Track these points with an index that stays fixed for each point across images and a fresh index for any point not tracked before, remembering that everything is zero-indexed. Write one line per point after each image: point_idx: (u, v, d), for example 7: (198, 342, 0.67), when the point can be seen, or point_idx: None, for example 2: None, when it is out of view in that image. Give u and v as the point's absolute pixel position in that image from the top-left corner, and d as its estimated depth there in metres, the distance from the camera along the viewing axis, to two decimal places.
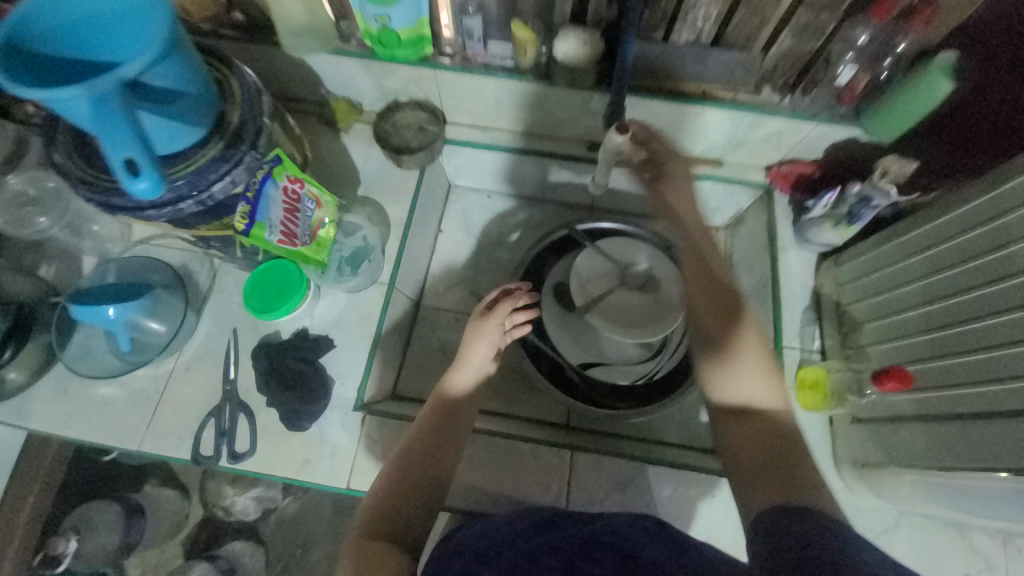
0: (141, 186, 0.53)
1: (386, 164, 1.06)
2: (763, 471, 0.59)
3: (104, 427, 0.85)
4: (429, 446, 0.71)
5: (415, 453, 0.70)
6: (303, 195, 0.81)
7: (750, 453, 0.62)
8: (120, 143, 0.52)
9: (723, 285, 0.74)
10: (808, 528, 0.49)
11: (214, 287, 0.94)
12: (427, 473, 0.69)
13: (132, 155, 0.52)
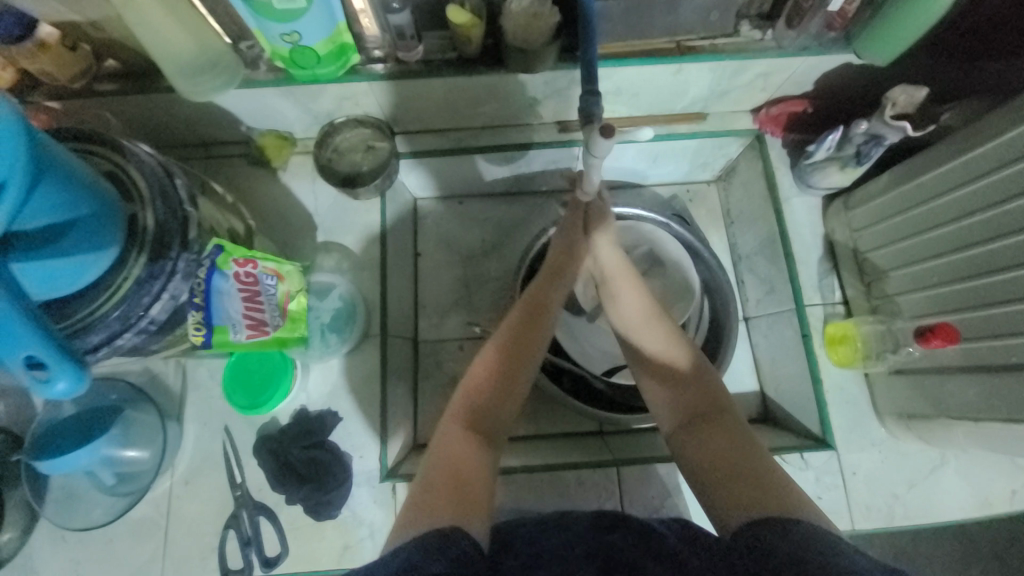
0: (59, 386, 0.45)
1: (340, 198, 0.94)
2: (724, 474, 0.56)
3: (118, 565, 0.78)
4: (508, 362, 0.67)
5: (495, 371, 0.67)
6: (260, 274, 0.68)
7: (710, 456, 0.58)
8: (14, 335, 0.42)
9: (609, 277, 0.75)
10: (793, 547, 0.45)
11: (189, 385, 0.83)
12: (504, 396, 0.66)
13: (34, 349, 0.43)
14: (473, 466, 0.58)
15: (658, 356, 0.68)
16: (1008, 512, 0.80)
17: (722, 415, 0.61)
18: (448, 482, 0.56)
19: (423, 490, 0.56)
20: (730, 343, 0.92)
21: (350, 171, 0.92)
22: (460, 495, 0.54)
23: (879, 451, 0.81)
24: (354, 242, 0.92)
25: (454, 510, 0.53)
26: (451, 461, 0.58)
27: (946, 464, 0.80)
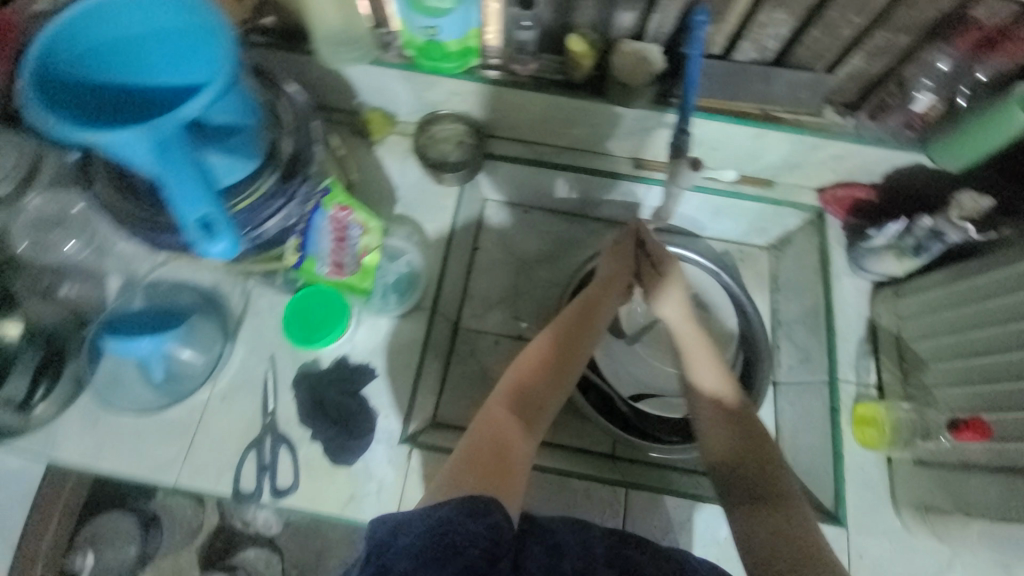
0: (220, 247, 0.54)
1: (424, 179, 1.02)
2: (782, 553, 0.56)
3: (140, 458, 0.81)
4: (557, 362, 0.72)
5: (541, 366, 0.71)
6: (350, 221, 0.76)
7: (768, 538, 0.58)
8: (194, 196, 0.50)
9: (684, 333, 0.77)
10: None
11: (248, 311, 0.89)
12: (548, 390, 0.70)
13: (208, 209, 0.51)
14: (516, 448, 0.62)
15: (725, 424, 0.69)
16: None
17: (782, 502, 0.62)
18: (489, 458, 0.60)
19: (466, 462, 0.59)
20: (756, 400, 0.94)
21: (440, 158, 1.00)
22: (499, 471, 0.58)
23: (889, 540, 0.80)
24: (426, 221, 0.99)
25: (489, 484, 0.56)
26: (492, 438, 0.62)
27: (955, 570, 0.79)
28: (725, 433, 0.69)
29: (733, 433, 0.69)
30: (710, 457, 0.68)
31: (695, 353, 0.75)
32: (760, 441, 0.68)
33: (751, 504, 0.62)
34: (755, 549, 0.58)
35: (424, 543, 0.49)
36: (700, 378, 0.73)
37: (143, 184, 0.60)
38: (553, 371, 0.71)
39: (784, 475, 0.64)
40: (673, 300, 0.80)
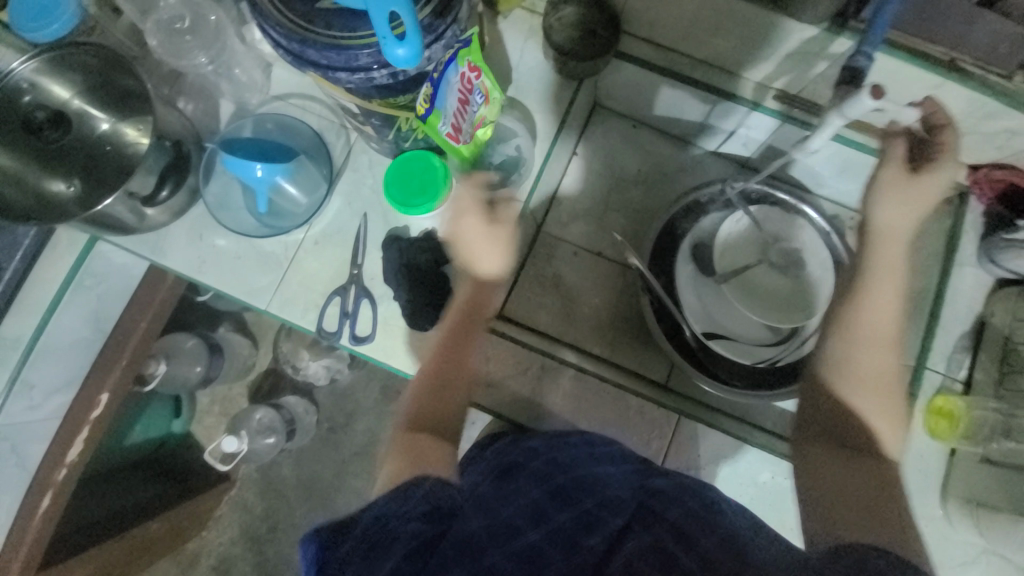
0: (401, 54, 0.52)
1: (543, 66, 0.93)
2: (852, 497, 0.58)
3: (235, 280, 0.87)
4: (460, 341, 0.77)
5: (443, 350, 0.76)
6: (476, 86, 0.73)
7: (843, 481, 0.60)
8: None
9: (882, 262, 0.68)
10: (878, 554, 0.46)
11: (348, 164, 0.90)
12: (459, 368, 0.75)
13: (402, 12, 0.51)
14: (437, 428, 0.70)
15: (872, 368, 0.66)
16: None
17: (873, 458, 0.62)
18: (413, 439, 0.67)
19: (397, 448, 0.67)
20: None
21: (567, 46, 0.91)
22: (423, 458, 0.63)
23: (925, 524, 0.81)
24: (534, 111, 0.93)
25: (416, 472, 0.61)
26: (415, 438, 0.66)
27: (978, 565, 0.80)
28: (868, 375, 0.65)
29: (871, 383, 0.65)
30: (834, 388, 0.67)
31: (878, 289, 0.67)
32: (888, 400, 0.65)
33: (840, 447, 0.63)
34: (827, 483, 0.61)
35: (365, 540, 0.50)
36: (864, 319, 0.67)
37: None
38: (458, 354, 0.76)
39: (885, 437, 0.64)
40: (886, 209, 0.68)
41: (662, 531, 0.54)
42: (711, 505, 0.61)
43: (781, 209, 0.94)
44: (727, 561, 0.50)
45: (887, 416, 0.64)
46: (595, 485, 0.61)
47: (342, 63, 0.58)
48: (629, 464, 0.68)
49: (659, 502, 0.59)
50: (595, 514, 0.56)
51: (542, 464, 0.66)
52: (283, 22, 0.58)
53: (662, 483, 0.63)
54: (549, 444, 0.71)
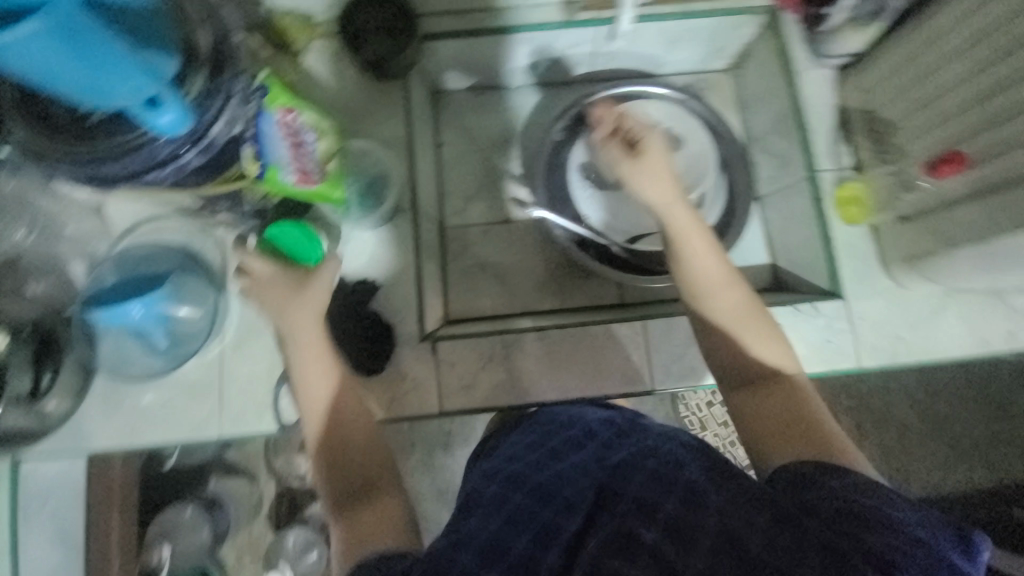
0: (167, 121, 0.55)
1: (363, 81, 0.93)
2: (775, 427, 0.62)
3: (176, 425, 0.82)
4: (346, 412, 0.72)
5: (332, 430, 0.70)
6: (301, 124, 0.70)
7: (763, 412, 0.64)
8: (134, 81, 0.49)
9: (676, 220, 0.75)
10: (841, 489, 0.52)
11: (230, 260, 0.86)
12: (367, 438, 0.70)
13: (155, 90, 0.51)
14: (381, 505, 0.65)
15: (732, 315, 0.70)
16: (999, 351, 0.88)
17: (779, 386, 0.66)
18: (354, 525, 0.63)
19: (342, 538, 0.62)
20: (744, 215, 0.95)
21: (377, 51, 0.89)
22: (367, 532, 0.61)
23: (884, 298, 0.87)
24: (377, 124, 0.92)
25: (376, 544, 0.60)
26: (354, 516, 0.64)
27: (946, 309, 0.86)
28: (732, 319, 0.70)
29: (742, 325, 0.70)
30: (717, 339, 0.70)
31: (692, 241, 0.73)
32: (761, 327, 0.70)
33: (738, 389, 0.68)
34: (749, 423, 0.64)
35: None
36: (702, 276, 0.72)
37: (66, 119, 0.55)
38: (348, 429, 0.71)
39: (773, 360, 0.68)
40: (654, 185, 0.78)
41: (627, 509, 0.49)
42: (680, 452, 0.57)
43: (634, 102, 0.99)
44: (694, 526, 0.47)
45: (766, 341, 0.69)
46: (555, 486, 0.55)
47: (147, 165, 0.56)
48: (599, 437, 0.63)
49: (624, 475, 0.53)
50: (555, 522, 0.50)
51: (497, 487, 0.59)
52: (66, 152, 0.55)
53: (627, 450, 0.58)
54: (510, 459, 0.64)
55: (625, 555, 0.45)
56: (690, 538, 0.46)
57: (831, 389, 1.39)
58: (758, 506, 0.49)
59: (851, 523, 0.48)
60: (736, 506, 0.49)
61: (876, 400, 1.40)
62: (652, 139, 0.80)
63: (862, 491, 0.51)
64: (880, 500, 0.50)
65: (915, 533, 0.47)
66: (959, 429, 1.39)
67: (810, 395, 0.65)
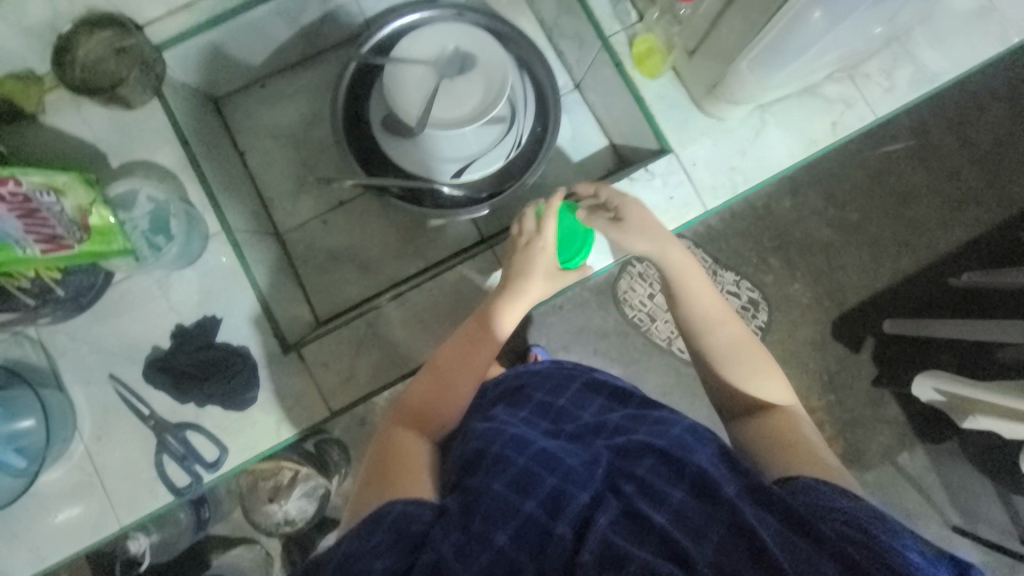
0: None
1: (112, 117, 0.84)
2: (773, 445, 0.62)
3: (74, 534, 0.78)
4: (471, 344, 0.70)
5: (451, 367, 0.69)
6: (31, 190, 0.63)
7: (763, 434, 0.64)
8: None
9: (688, 286, 0.74)
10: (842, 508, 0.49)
11: (53, 355, 0.79)
12: (443, 401, 0.67)
13: None
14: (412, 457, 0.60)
15: (728, 349, 0.70)
16: (830, 143, 0.91)
17: (781, 412, 0.66)
18: (382, 471, 0.58)
19: (365, 483, 0.58)
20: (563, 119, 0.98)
21: (113, 85, 0.82)
22: (399, 480, 0.56)
23: (708, 136, 0.88)
24: (146, 158, 0.83)
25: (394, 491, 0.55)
26: (383, 457, 0.60)
27: (767, 122, 0.89)
28: (738, 359, 0.70)
29: (745, 361, 0.70)
30: (713, 363, 0.71)
31: (683, 287, 0.73)
32: (771, 374, 0.69)
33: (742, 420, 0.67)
34: (748, 443, 0.64)
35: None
36: (699, 316, 0.72)
37: None
38: (467, 368, 0.69)
39: (769, 394, 0.68)
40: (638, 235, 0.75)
41: (631, 492, 0.49)
42: (682, 434, 0.56)
43: (417, 33, 0.88)
44: (704, 513, 0.47)
45: (767, 378, 0.69)
46: (563, 453, 0.54)
47: None
48: (594, 403, 0.68)
49: (632, 456, 0.53)
50: (565, 490, 0.49)
51: (499, 447, 0.56)
52: None
53: (642, 431, 0.57)
54: (505, 423, 0.62)
55: (634, 534, 0.45)
56: (696, 528, 0.45)
57: (748, 239, 1.42)
58: (763, 501, 0.48)
59: (855, 534, 0.46)
60: (743, 496, 0.48)
61: (791, 231, 1.43)
62: (629, 205, 0.75)
63: (870, 514, 0.48)
64: (879, 520, 0.47)
65: (914, 548, 0.45)
66: (868, 227, 1.44)
67: (800, 420, 0.65)
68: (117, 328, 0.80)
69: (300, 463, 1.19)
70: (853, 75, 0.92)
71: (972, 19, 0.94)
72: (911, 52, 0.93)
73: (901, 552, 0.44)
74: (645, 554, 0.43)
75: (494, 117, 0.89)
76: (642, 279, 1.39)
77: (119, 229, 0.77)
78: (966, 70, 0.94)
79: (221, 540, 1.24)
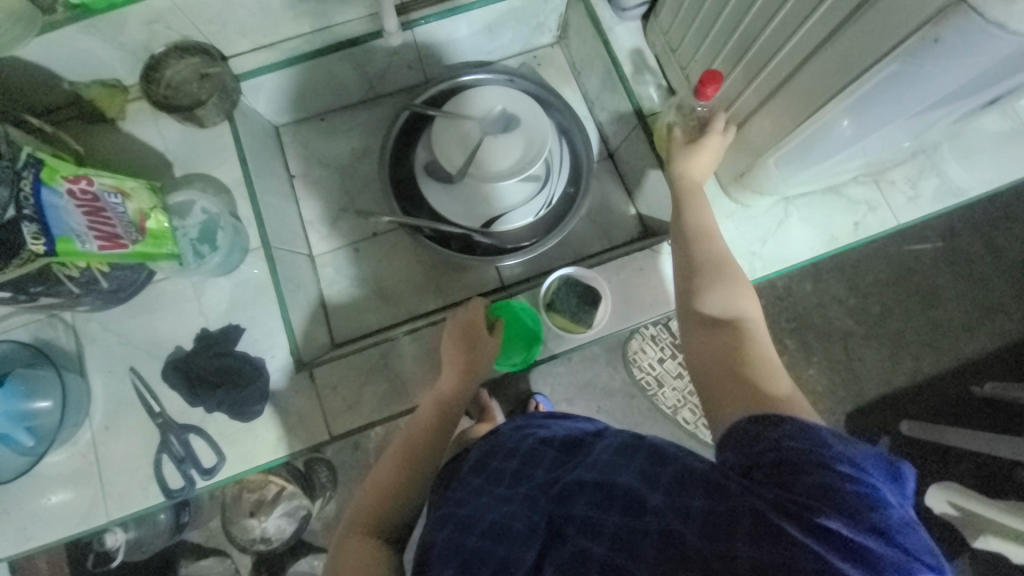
0: None
1: (185, 132, 0.92)
2: (720, 363, 0.61)
3: (61, 522, 0.79)
4: (427, 438, 0.72)
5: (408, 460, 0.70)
6: (99, 191, 0.71)
7: (716, 348, 0.63)
8: None
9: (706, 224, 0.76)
10: (781, 438, 0.46)
11: (83, 341, 0.84)
12: (396, 496, 0.66)
13: None
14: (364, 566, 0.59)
15: (703, 264, 0.72)
16: (851, 242, 0.93)
17: (738, 330, 0.64)
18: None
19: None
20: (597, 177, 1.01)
21: (191, 105, 0.90)
22: None
23: (732, 219, 0.92)
24: (208, 170, 0.91)
25: None
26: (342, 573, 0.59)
27: (790, 215, 0.92)
28: (716, 270, 0.71)
29: (720, 285, 0.69)
30: (692, 280, 0.71)
31: (693, 246, 0.74)
32: (741, 289, 0.69)
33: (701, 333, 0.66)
34: (699, 355, 0.63)
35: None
36: (705, 270, 0.71)
37: None
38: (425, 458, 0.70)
39: (732, 308, 0.67)
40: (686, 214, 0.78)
41: (572, 532, 0.45)
42: (610, 458, 0.51)
43: (467, 92, 0.96)
44: (637, 535, 0.42)
45: (733, 295, 0.68)
46: (514, 520, 0.50)
47: None
48: (549, 454, 0.59)
49: (567, 496, 0.48)
50: (515, 566, 0.46)
51: (455, 528, 0.56)
52: None
53: (581, 466, 0.52)
54: (465, 496, 0.60)
55: (576, 571, 0.42)
56: (634, 546, 0.42)
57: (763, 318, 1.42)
58: (689, 493, 0.43)
59: (789, 477, 0.43)
60: (674, 502, 0.43)
61: (809, 315, 1.43)
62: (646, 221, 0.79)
63: (815, 440, 0.45)
64: (817, 443, 0.44)
65: (855, 463, 0.43)
66: (889, 323, 1.43)
67: (755, 334, 0.64)
68: (147, 324, 0.85)
69: (288, 480, 1.19)
70: (879, 181, 0.95)
71: (1001, 142, 0.97)
72: (938, 166, 0.96)
73: (842, 483, 0.41)
74: None
75: (529, 175, 0.94)
76: (654, 341, 1.40)
77: (171, 235, 0.82)
78: (994, 188, 0.97)
79: (197, 548, 1.22)
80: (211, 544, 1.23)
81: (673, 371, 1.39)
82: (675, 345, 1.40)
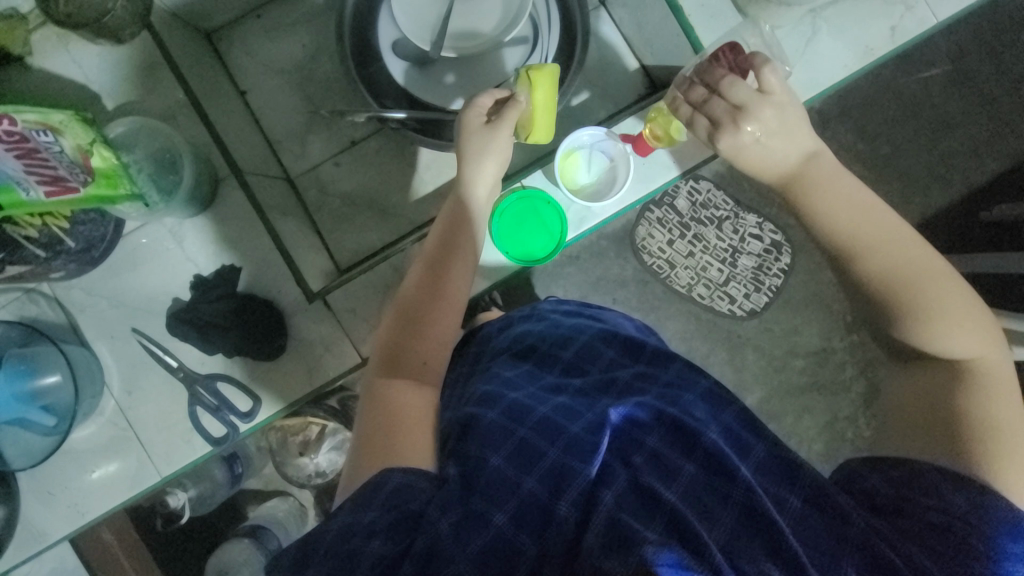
0: None
1: (101, 56, 0.76)
2: (925, 410, 0.61)
3: (115, 490, 0.77)
4: (438, 284, 0.70)
5: (427, 299, 0.69)
6: (27, 128, 0.59)
7: (921, 396, 0.62)
8: None
9: (886, 214, 0.68)
10: (949, 502, 0.52)
11: (73, 312, 0.77)
12: (419, 343, 0.67)
13: None
14: (408, 411, 0.61)
15: (899, 285, 0.65)
16: (888, 51, 0.81)
17: (959, 376, 0.61)
18: (378, 431, 0.59)
19: (359, 451, 0.58)
20: (603, 62, 0.90)
21: (97, 16, 0.73)
22: (390, 441, 0.57)
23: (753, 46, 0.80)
24: (144, 96, 0.77)
25: (391, 456, 0.55)
26: (377, 412, 0.61)
27: (818, 31, 0.80)
28: (917, 283, 0.64)
29: (954, 315, 0.63)
30: (890, 312, 0.65)
31: (893, 251, 0.66)
32: (968, 323, 0.63)
33: (908, 366, 0.66)
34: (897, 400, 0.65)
35: (328, 560, 0.46)
36: (929, 297, 0.64)
37: None
38: (441, 303, 0.69)
39: (963, 353, 0.62)
40: (838, 208, 0.69)
41: (641, 462, 0.50)
42: (703, 407, 0.58)
43: None
44: (715, 490, 0.49)
45: (958, 331, 0.62)
46: (565, 420, 0.54)
47: None
48: (605, 356, 0.69)
49: (643, 425, 0.54)
50: (568, 465, 0.49)
51: (497, 414, 0.56)
52: None
53: (649, 395, 0.59)
54: (507, 383, 0.62)
55: (646, 512, 0.46)
56: (707, 508, 0.47)
57: None
58: (789, 485, 0.52)
59: (942, 536, 0.50)
60: (768, 480, 0.52)
61: None
62: (748, 151, 0.72)
63: (979, 507, 0.52)
64: (981, 513, 0.51)
65: (1013, 548, 0.50)
66: (908, 155, 1.35)
67: (985, 378, 0.61)
68: (133, 282, 0.77)
69: (327, 418, 1.17)
70: None
71: None
72: None
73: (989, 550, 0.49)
74: (654, 533, 0.44)
75: (514, 38, 0.85)
76: (663, 224, 1.34)
77: (123, 170, 0.72)
78: None
79: (259, 492, 1.28)
80: (272, 486, 1.28)
81: (683, 253, 1.34)
82: (683, 224, 1.34)
